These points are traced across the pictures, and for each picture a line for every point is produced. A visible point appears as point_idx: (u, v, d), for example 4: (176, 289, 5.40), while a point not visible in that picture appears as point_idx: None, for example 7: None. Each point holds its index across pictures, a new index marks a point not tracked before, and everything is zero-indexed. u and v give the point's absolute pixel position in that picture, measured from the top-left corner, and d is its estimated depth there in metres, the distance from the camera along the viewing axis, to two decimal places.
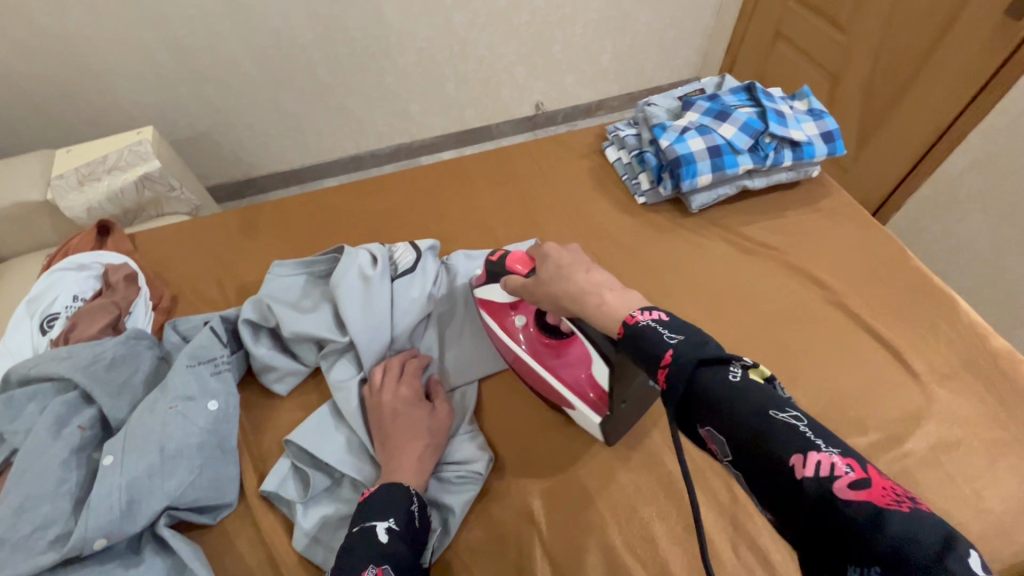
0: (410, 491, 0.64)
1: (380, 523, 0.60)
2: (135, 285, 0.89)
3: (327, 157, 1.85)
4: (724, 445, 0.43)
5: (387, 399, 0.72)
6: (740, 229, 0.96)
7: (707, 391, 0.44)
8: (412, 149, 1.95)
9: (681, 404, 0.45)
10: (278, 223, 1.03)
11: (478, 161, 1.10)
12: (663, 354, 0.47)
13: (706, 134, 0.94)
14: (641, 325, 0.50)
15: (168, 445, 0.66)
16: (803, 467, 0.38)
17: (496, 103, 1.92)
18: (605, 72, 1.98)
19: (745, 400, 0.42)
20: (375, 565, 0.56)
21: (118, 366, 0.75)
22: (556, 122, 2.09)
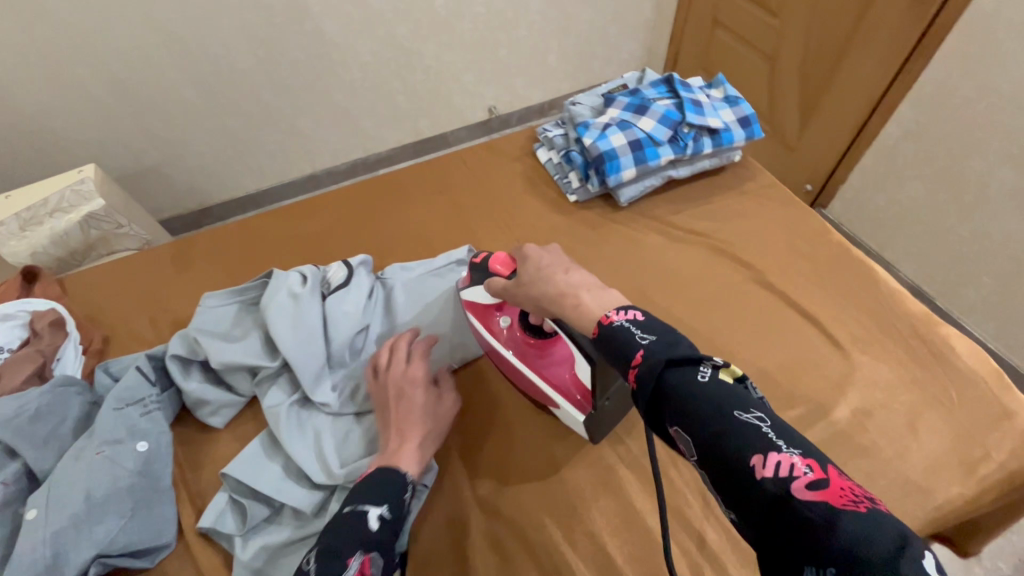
0: (408, 479, 0.64)
1: (372, 509, 0.59)
2: (63, 331, 0.87)
3: (282, 179, 1.82)
4: (690, 445, 0.44)
5: (398, 376, 0.73)
6: (670, 218, 0.98)
7: (672, 390, 0.45)
8: (368, 163, 1.92)
9: (651, 403, 0.46)
10: (212, 254, 1.01)
11: (414, 173, 1.10)
12: (633, 355, 0.48)
13: (627, 129, 0.95)
14: (615, 325, 0.51)
15: (95, 492, 0.65)
16: (762, 467, 0.39)
17: (448, 111, 1.91)
18: (553, 71, 2.00)
19: (711, 401, 0.43)
20: (362, 552, 0.55)
21: (44, 416, 0.73)
22: (511, 124, 2.09)
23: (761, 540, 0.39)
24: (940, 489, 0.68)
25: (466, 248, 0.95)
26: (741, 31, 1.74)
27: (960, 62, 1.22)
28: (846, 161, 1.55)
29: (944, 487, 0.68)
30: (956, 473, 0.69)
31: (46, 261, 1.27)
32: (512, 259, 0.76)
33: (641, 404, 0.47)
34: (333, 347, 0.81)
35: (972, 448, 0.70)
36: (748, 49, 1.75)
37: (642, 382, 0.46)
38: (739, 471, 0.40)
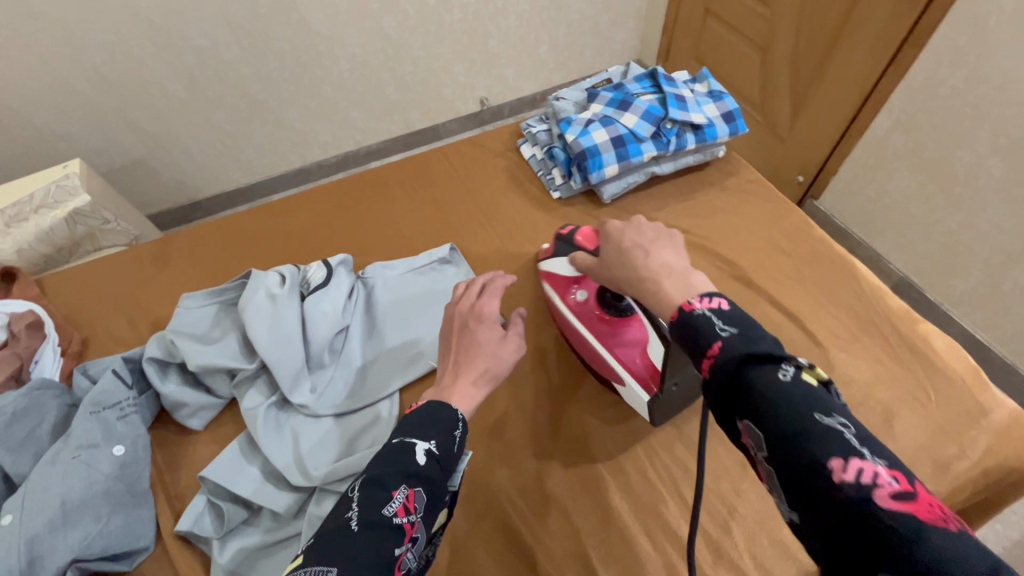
0: (459, 416, 0.59)
1: (420, 442, 0.56)
2: (40, 334, 0.86)
3: (271, 172, 1.80)
4: (762, 440, 0.41)
5: (464, 310, 0.70)
6: (654, 214, 0.97)
7: (748, 383, 0.41)
8: (359, 156, 1.91)
9: (721, 394, 0.43)
10: (192, 253, 1.00)
11: (397, 169, 1.09)
12: (710, 345, 0.44)
13: (609, 125, 0.95)
14: (696, 313, 0.47)
15: (71, 497, 0.65)
16: (843, 472, 0.36)
17: (438, 103, 1.89)
18: (545, 61, 1.98)
19: (794, 402, 0.39)
20: (408, 486, 0.52)
21: (21, 419, 0.73)
22: (503, 115, 2.07)
23: (828, 545, 0.37)
24: None
25: (448, 246, 0.94)
26: (734, 22, 1.72)
27: (949, 53, 1.21)
28: (836, 154, 1.54)
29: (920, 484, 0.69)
30: (931, 470, 0.69)
31: (33, 257, 1.25)
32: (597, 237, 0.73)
33: (712, 390, 0.44)
34: (312, 348, 0.80)
35: (948, 445, 0.71)
36: (740, 39, 1.72)
37: (716, 372, 0.43)
38: (816, 475, 0.37)
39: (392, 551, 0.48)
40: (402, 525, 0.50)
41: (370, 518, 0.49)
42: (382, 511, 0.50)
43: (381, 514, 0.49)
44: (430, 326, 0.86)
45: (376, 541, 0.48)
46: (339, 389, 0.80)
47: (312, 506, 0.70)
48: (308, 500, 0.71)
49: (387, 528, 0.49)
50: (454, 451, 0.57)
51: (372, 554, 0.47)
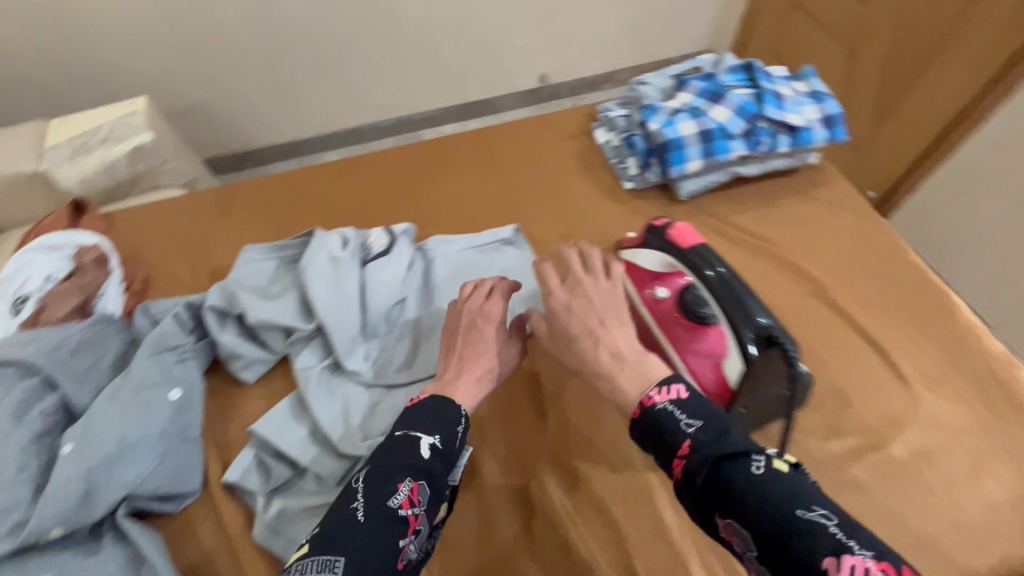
0: (461, 411, 0.62)
1: (424, 437, 0.59)
2: (105, 268, 0.88)
3: (325, 130, 1.79)
4: (747, 539, 0.44)
5: (471, 311, 0.70)
6: (732, 217, 0.91)
7: (722, 481, 0.46)
8: (411, 122, 1.87)
9: (704, 496, 0.47)
10: (255, 205, 1.00)
11: (464, 141, 1.06)
12: (680, 444, 0.50)
13: (698, 118, 0.89)
14: (659, 408, 0.52)
15: (128, 437, 0.66)
16: (837, 571, 0.38)
17: (498, 75, 1.83)
18: (613, 42, 1.88)
19: (767, 495, 0.43)
20: (411, 479, 0.55)
21: (82, 352, 0.75)
22: (562, 95, 1.99)
23: None
24: (995, 545, 0.64)
25: (512, 227, 0.90)
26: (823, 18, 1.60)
27: None
28: (917, 170, 1.42)
29: (1000, 545, 0.64)
30: (1013, 531, 0.65)
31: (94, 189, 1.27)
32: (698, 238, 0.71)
33: (691, 494, 0.48)
34: (370, 316, 0.80)
35: None
36: (829, 37, 1.60)
37: (692, 471, 0.48)
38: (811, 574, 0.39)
39: (395, 542, 0.51)
40: (407, 518, 0.53)
41: (374, 511, 0.52)
42: (387, 502, 0.53)
43: (386, 506, 0.53)
44: None
45: (380, 533, 0.51)
46: (392, 357, 0.79)
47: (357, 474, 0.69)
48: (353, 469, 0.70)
49: (391, 520, 0.52)
50: (455, 447, 0.60)
51: (378, 544, 0.50)
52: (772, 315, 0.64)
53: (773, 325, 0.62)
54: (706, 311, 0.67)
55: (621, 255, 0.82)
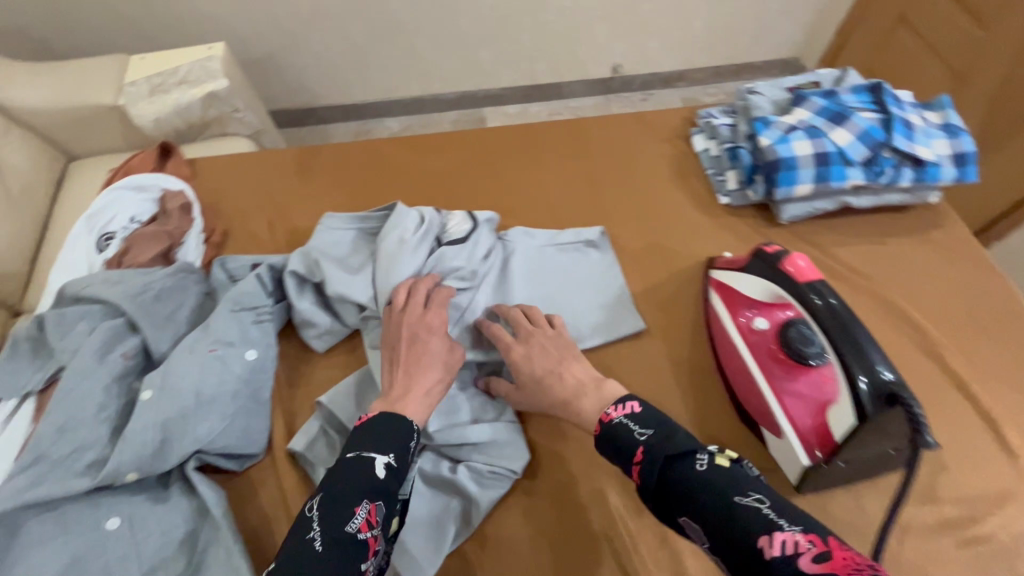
0: (415, 427, 0.60)
1: (378, 457, 0.56)
2: (189, 217, 0.88)
3: (389, 96, 1.77)
4: (700, 531, 0.47)
5: (409, 321, 0.68)
6: (832, 249, 0.86)
7: (673, 479, 0.50)
8: (476, 98, 1.82)
9: (658, 495, 0.51)
10: (336, 170, 0.99)
11: (551, 131, 1.02)
12: (634, 452, 0.54)
13: (816, 138, 0.83)
14: (614, 423, 0.56)
15: (204, 391, 0.66)
16: (769, 547, 0.41)
17: (570, 60, 1.73)
18: (691, 36, 1.71)
19: (710, 487, 0.47)
20: (369, 501, 0.53)
21: (165, 298, 0.75)
22: (632, 88, 1.86)
23: None
24: None
25: (599, 229, 0.87)
26: (934, 40, 1.46)
27: None
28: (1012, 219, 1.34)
29: None
30: None
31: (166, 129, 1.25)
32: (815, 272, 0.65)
33: (650, 496, 0.51)
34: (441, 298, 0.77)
35: None
36: (937, 60, 1.47)
37: (647, 473, 0.51)
38: (750, 554, 0.42)
39: (357, 566, 0.50)
40: (366, 540, 0.52)
41: (332, 538, 0.51)
42: (344, 529, 0.51)
43: (344, 532, 0.51)
44: (565, 309, 0.80)
45: (340, 560, 0.49)
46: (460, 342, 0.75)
47: (422, 463, 0.68)
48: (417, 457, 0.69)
49: (349, 545, 0.51)
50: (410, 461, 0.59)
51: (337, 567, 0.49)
52: (898, 371, 0.56)
53: (899, 382, 0.55)
54: (810, 349, 0.62)
55: (716, 277, 0.78)
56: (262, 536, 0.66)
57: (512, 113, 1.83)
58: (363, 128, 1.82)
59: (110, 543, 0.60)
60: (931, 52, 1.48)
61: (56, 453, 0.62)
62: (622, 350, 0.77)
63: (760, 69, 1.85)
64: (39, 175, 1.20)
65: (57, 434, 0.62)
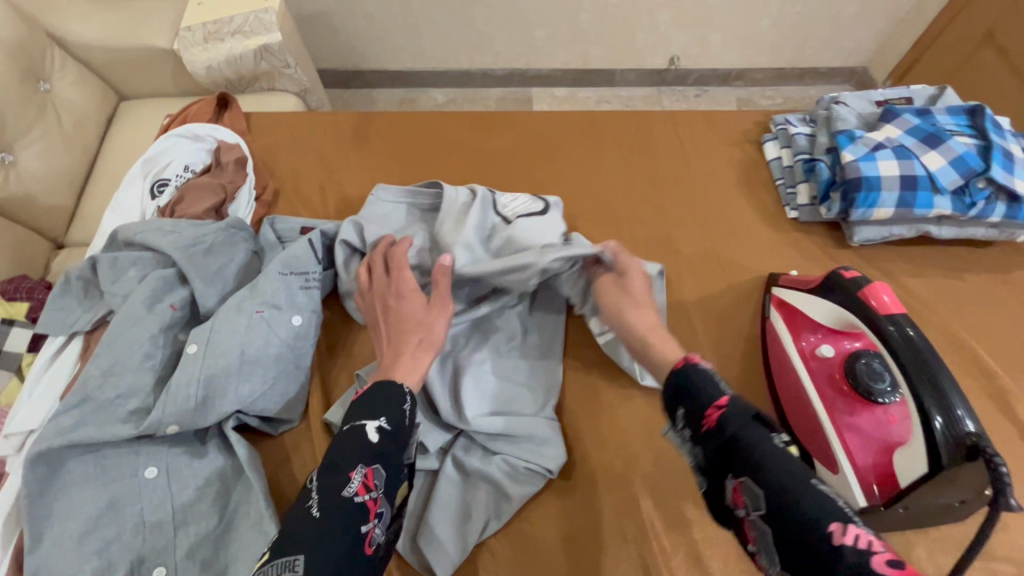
0: (406, 392, 0.59)
1: (370, 422, 0.55)
2: (243, 172, 0.87)
3: (437, 67, 1.72)
4: (758, 498, 0.45)
5: (378, 296, 0.69)
6: (903, 279, 0.81)
7: (745, 442, 0.47)
8: (524, 77, 1.76)
9: (721, 452, 0.48)
10: (391, 139, 0.96)
11: (615, 121, 0.98)
12: (717, 398, 0.51)
13: (904, 160, 0.78)
14: (702, 366, 0.54)
15: (249, 351, 0.65)
16: (842, 534, 0.39)
17: (627, 47, 1.66)
18: (759, 37, 1.63)
19: (789, 464, 0.45)
20: (364, 465, 0.52)
21: (216, 253, 0.74)
22: (687, 82, 1.78)
23: None
24: None
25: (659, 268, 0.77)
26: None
27: None
28: None
29: None
30: None
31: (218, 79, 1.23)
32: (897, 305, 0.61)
33: (711, 449, 0.49)
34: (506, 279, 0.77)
35: None
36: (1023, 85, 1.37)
37: (721, 423, 0.49)
38: (814, 535, 0.40)
39: (356, 529, 0.49)
40: (364, 503, 0.50)
41: (328, 503, 0.49)
42: (341, 493, 0.50)
43: (341, 497, 0.50)
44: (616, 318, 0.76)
45: (338, 524, 0.48)
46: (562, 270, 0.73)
47: (458, 451, 0.67)
48: (454, 443, 0.68)
49: (347, 508, 0.49)
50: (407, 424, 0.58)
51: (336, 534, 0.47)
52: (981, 422, 0.53)
53: (982, 436, 0.52)
54: (880, 386, 0.60)
55: (778, 295, 0.74)
56: (291, 501, 0.65)
57: (560, 97, 1.77)
58: (407, 96, 1.79)
59: (146, 491, 0.61)
60: (1019, 77, 1.38)
61: (101, 397, 0.62)
62: None
63: (821, 74, 1.76)
64: (91, 111, 1.20)
65: (104, 378, 0.63)
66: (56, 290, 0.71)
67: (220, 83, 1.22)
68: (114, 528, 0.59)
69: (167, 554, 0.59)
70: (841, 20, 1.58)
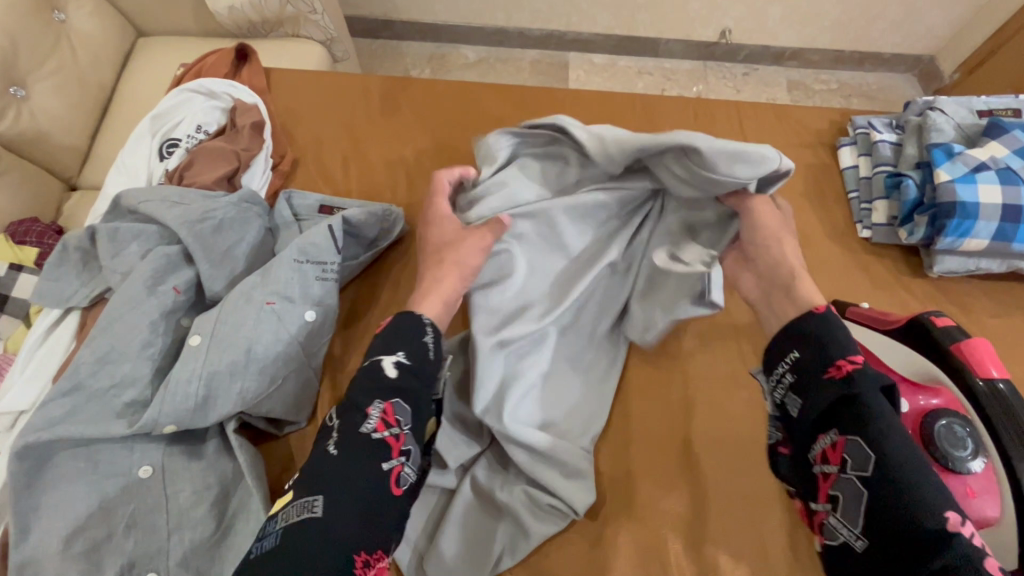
0: (423, 320, 0.56)
1: (388, 356, 0.53)
2: (259, 138, 0.79)
3: (470, 21, 1.59)
4: (865, 459, 0.43)
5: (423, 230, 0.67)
6: (984, 318, 0.72)
7: (871, 405, 0.45)
8: (563, 40, 1.62)
9: (835, 406, 0.46)
10: (423, 111, 0.87)
11: (673, 108, 0.88)
12: (853, 355, 0.47)
13: (1009, 186, 0.68)
14: (838, 320, 0.50)
15: (256, 348, 0.59)
16: (960, 524, 0.38)
17: (678, 14, 1.50)
18: (823, 14, 1.46)
19: (908, 440, 0.44)
20: (382, 401, 0.50)
21: (225, 230, 0.67)
22: (737, 59, 1.62)
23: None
24: None
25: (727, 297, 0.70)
26: None
27: None
28: None
29: None
30: None
31: (238, 22, 1.13)
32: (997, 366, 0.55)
33: (824, 401, 0.47)
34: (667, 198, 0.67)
35: None
36: None
37: (851, 379, 0.46)
38: (924, 514, 0.39)
39: (379, 466, 0.47)
40: (385, 440, 0.49)
41: (347, 441, 0.48)
42: (359, 430, 0.48)
43: (357, 434, 0.48)
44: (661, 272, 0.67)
45: (359, 460, 0.47)
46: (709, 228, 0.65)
47: (479, 473, 0.62)
48: (475, 463, 0.64)
49: (367, 444, 0.48)
50: (429, 357, 0.55)
51: (357, 478, 0.46)
52: None
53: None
54: (959, 453, 0.52)
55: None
56: None
57: (599, 64, 1.63)
58: (438, 51, 1.65)
59: (140, 492, 0.56)
60: None
61: (94, 386, 0.57)
62: (715, 383, 0.68)
63: (887, 59, 1.58)
64: (107, 46, 1.11)
65: (98, 365, 0.58)
66: (52, 259, 0.64)
67: (241, 25, 1.12)
68: (105, 528, 0.54)
69: (159, 560, 0.54)
70: (920, 2, 1.41)
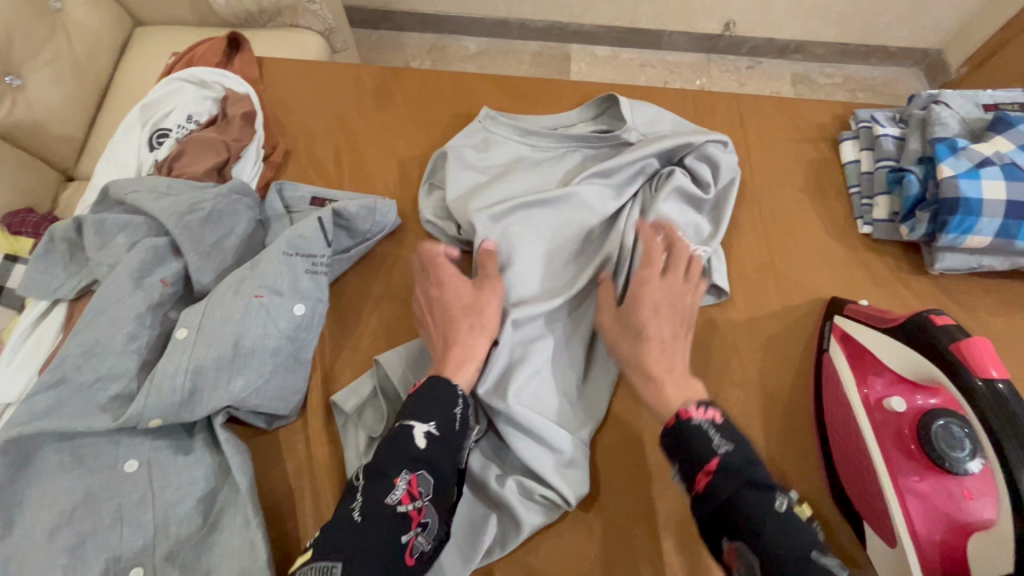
0: (458, 392, 0.55)
1: (418, 425, 0.52)
2: (250, 127, 0.78)
3: (471, 12, 1.56)
4: (749, 566, 0.45)
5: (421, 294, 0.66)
6: (986, 317, 0.70)
7: (742, 508, 0.46)
8: (565, 31, 1.59)
9: (713, 514, 0.48)
10: (418, 102, 0.86)
11: (673, 100, 0.86)
12: (709, 460, 0.49)
13: (1014, 181, 0.66)
14: (694, 423, 0.51)
15: (244, 342, 0.59)
16: None
17: (682, 6, 1.47)
18: (829, 7, 1.43)
19: (789, 532, 0.45)
20: (409, 472, 0.50)
21: (214, 222, 0.66)
22: (741, 52, 1.60)
23: None
24: None
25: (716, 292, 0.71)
26: None
27: None
28: None
29: None
30: None
31: (234, 11, 1.11)
32: (996, 368, 0.52)
33: (701, 512, 0.48)
34: (644, 186, 0.75)
35: None
36: None
37: (712, 489, 0.48)
38: None
39: (399, 539, 0.47)
40: (407, 513, 0.48)
41: (370, 507, 0.47)
42: (383, 500, 0.48)
43: (383, 504, 0.48)
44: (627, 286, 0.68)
45: (377, 531, 0.46)
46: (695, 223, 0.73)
47: (471, 461, 0.61)
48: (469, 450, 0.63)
49: (390, 517, 0.47)
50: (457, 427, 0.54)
51: (377, 545, 0.46)
52: None
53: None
54: (957, 454, 0.52)
55: (841, 326, 0.65)
56: (282, 505, 0.60)
57: (601, 57, 1.61)
58: (438, 43, 1.63)
59: (125, 486, 0.56)
60: None
61: (79, 378, 0.56)
62: (713, 380, 0.67)
63: (893, 53, 1.56)
64: (102, 35, 1.10)
65: (84, 357, 0.57)
66: (38, 251, 0.64)
67: (238, 13, 1.10)
68: (90, 523, 0.54)
69: (146, 555, 0.54)
70: None
